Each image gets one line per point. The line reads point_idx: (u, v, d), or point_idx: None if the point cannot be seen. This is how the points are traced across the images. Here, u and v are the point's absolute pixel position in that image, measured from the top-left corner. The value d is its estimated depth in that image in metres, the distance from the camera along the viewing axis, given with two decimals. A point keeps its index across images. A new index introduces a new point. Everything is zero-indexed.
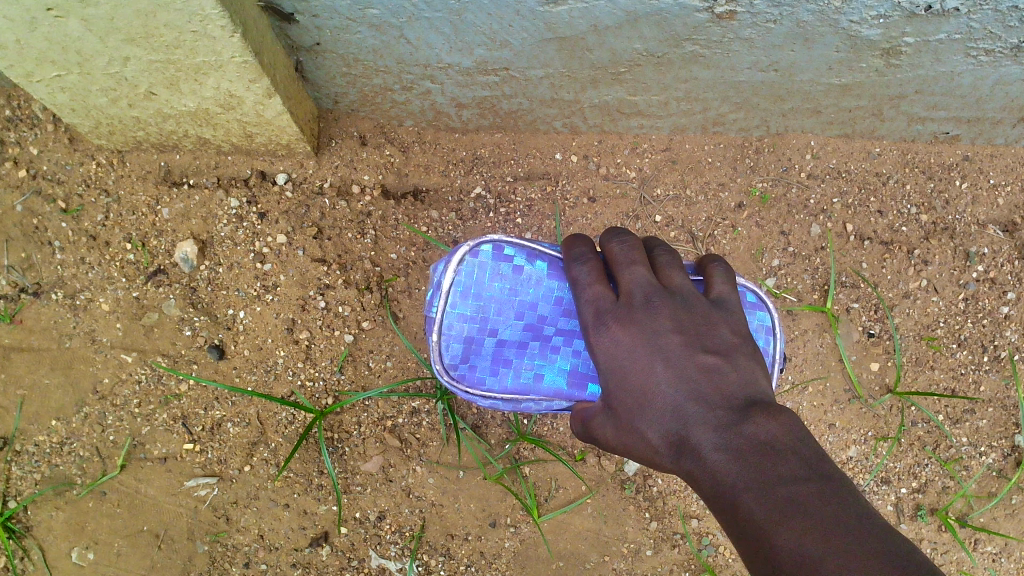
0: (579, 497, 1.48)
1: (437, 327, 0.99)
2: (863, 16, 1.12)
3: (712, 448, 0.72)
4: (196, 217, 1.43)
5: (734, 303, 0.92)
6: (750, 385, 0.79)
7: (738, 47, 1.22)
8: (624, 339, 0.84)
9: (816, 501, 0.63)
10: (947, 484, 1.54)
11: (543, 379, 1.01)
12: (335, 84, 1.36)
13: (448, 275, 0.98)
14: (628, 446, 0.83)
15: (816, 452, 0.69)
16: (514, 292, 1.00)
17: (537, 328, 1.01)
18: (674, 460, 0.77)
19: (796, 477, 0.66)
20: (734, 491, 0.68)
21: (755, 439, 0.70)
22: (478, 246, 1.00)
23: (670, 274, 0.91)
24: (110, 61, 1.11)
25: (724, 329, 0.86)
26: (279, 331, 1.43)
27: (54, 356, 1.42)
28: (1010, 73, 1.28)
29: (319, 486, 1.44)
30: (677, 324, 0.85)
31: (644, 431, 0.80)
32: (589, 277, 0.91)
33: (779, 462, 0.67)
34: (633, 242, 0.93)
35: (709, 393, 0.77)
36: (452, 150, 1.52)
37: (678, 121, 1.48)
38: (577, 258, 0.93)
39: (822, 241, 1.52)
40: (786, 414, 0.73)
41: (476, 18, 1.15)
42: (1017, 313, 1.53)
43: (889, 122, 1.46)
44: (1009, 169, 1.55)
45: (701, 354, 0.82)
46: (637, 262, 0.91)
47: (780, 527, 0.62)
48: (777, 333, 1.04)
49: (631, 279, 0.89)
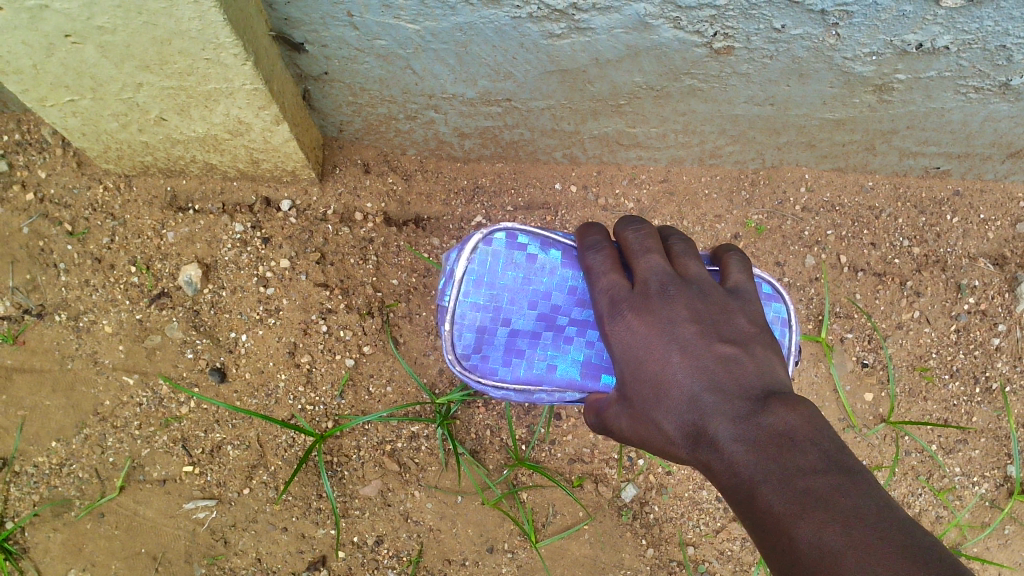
0: (577, 523, 1.49)
1: (450, 318, 1.02)
2: (856, 53, 1.16)
3: (730, 440, 0.74)
4: (201, 241, 1.45)
5: (749, 293, 0.95)
6: (767, 374, 0.81)
7: (736, 82, 1.26)
8: (640, 328, 0.87)
9: (834, 495, 0.64)
10: (940, 514, 1.56)
11: (556, 370, 1.05)
12: (342, 112, 1.39)
13: (461, 265, 1.01)
14: (645, 437, 0.85)
15: (836, 444, 0.70)
16: (527, 280, 1.03)
17: (550, 318, 1.04)
18: (690, 450, 0.79)
19: (814, 469, 0.67)
20: (752, 484, 0.70)
21: (773, 431, 0.72)
22: (491, 234, 1.02)
23: (686, 264, 0.94)
24: (123, 87, 1.14)
25: (740, 319, 0.89)
26: (280, 355, 1.44)
27: (56, 377, 1.43)
28: (999, 111, 1.32)
29: (318, 509, 1.45)
30: (693, 313, 0.87)
31: (660, 421, 0.82)
32: (604, 266, 0.94)
33: (797, 453, 0.69)
34: (648, 231, 0.97)
35: (726, 383, 0.79)
36: (453, 179, 1.55)
37: (676, 153, 1.51)
38: (592, 247, 0.97)
39: (817, 272, 1.54)
40: (805, 404, 0.75)
41: (481, 50, 1.18)
42: (1008, 345, 1.55)
43: (881, 156, 1.50)
44: (998, 205, 1.58)
45: (718, 344, 0.84)
46: (651, 250, 0.94)
47: (800, 520, 0.64)
48: (793, 324, 1.08)
49: (647, 267, 0.92)
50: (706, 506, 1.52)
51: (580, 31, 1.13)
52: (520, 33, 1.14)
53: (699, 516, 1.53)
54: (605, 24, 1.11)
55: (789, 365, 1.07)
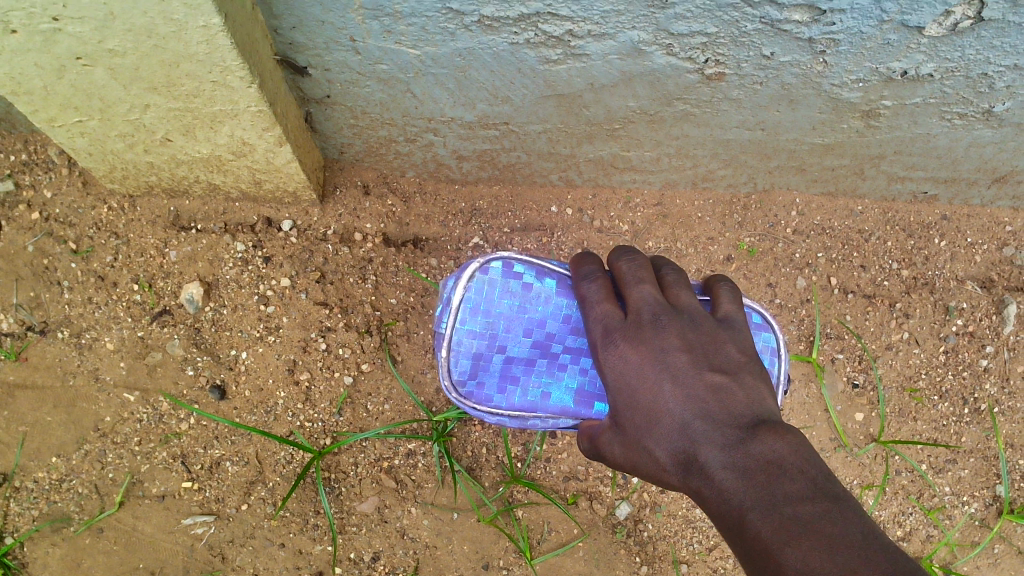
0: (572, 540, 1.50)
1: (447, 345, 1.05)
2: (844, 80, 1.19)
3: (721, 467, 0.76)
4: (203, 260, 1.47)
5: (739, 322, 0.98)
6: (757, 403, 0.83)
7: (727, 107, 1.29)
8: (633, 357, 0.90)
9: (821, 521, 0.66)
10: (930, 533, 1.58)
11: (550, 397, 1.08)
12: (343, 135, 1.42)
13: (458, 293, 1.04)
14: (637, 463, 0.87)
15: (823, 472, 0.72)
16: (523, 308, 1.05)
17: (544, 345, 1.07)
18: (681, 476, 0.81)
19: (802, 497, 0.69)
20: (742, 510, 0.72)
21: (762, 458, 0.74)
22: (488, 263, 1.05)
23: (677, 293, 0.97)
24: (131, 108, 1.17)
25: (730, 348, 0.91)
26: (280, 372, 1.46)
27: (58, 394, 1.45)
28: (983, 137, 1.36)
29: (315, 525, 1.46)
30: (685, 343, 0.90)
31: (653, 449, 0.85)
32: (598, 295, 0.97)
33: (785, 480, 0.71)
34: (641, 261, 1.00)
35: (717, 412, 0.81)
36: (451, 201, 1.58)
37: (670, 177, 1.54)
38: (587, 276, 1.00)
39: (808, 294, 1.57)
40: (793, 431, 0.77)
41: (479, 75, 1.22)
42: (996, 366, 1.58)
43: (869, 181, 1.53)
44: (985, 229, 1.62)
45: (709, 373, 0.86)
46: (644, 281, 0.97)
47: (788, 546, 0.66)
48: (781, 353, 1.12)
49: (639, 297, 0.95)
50: (699, 525, 1.54)
51: (576, 57, 1.17)
52: (518, 59, 1.17)
53: (692, 534, 1.54)
54: (600, 50, 1.15)
55: (777, 393, 1.10)
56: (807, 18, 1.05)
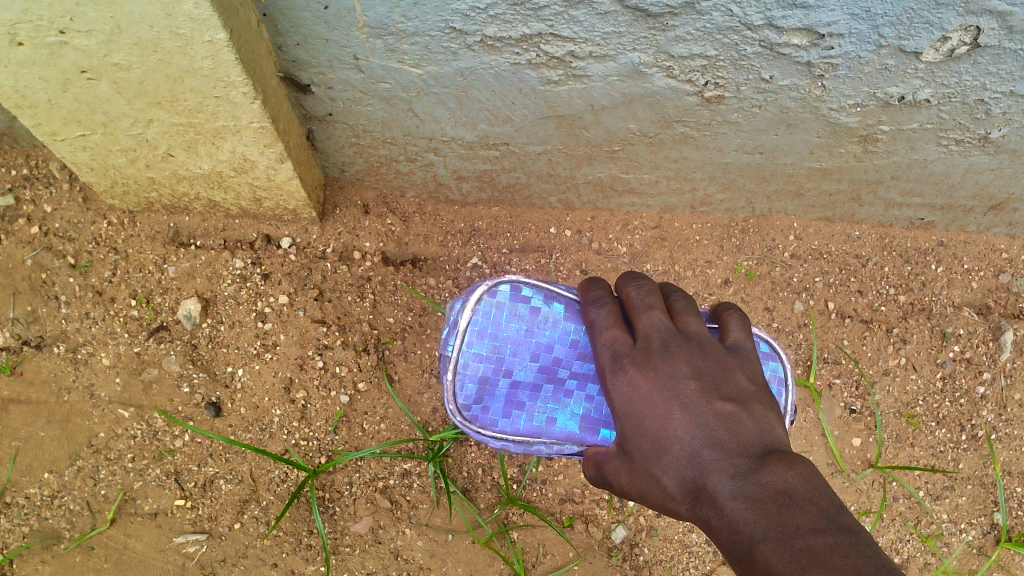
0: (567, 563, 1.48)
1: (453, 368, 1.05)
2: (842, 104, 1.21)
3: (730, 497, 0.76)
4: (201, 276, 1.47)
5: (748, 350, 0.97)
6: (766, 432, 0.83)
7: (726, 130, 1.30)
8: (642, 383, 0.90)
9: (832, 552, 0.66)
10: (928, 560, 1.57)
11: (556, 423, 1.08)
12: (344, 153, 1.43)
13: (465, 316, 1.04)
14: (645, 491, 0.87)
15: (835, 504, 0.72)
16: (530, 333, 1.05)
17: (551, 370, 1.07)
18: (690, 505, 0.81)
19: (814, 528, 0.69)
20: (752, 541, 0.72)
21: (773, 488, 0.74)
22: (496, 286, 1.06)
23: (686, 320, 0.97)
24: (134, 122, 1.18)
25: (739, 376, 0.91)
26: (276, 390, 1.46)
27: (52, 409, 1.44)
28: (980, 163, 1.37)
29: (308, 546, 1.45)
30: (694, 370, 0.90)
31: (661, 477, 0.84)
32: (606, 321, 0.97)
33: (797, 511, 0.71)
34: (650, 287, 1.00)
35: (726, 440, 0.81)
36: (451, 221, 1.59)
37: (668, 200, 1.55)
38: (595, 302, 1.00)
39: (805, 318, 1.57)
40: (803, 461, 0.77)
41: (480, 95, 1.23)
42: (993, 393, 1.58)
43: (867, 207, 1.54)
44: (981, 256, 1.62)
45: (718, 401, 0.86)
46: (653, 307, 0.96)
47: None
48: (789, 384, 1.11)
49: (647, 323, 0.95)
50: (695, 550, 1.53)
51: (577, 78, 1.17)
52: (519, 79, 1.18)
53: (688, 559, 1.53)
54: (601, 72, 1.16)
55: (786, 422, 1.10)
56: (807, 42, 1.06)
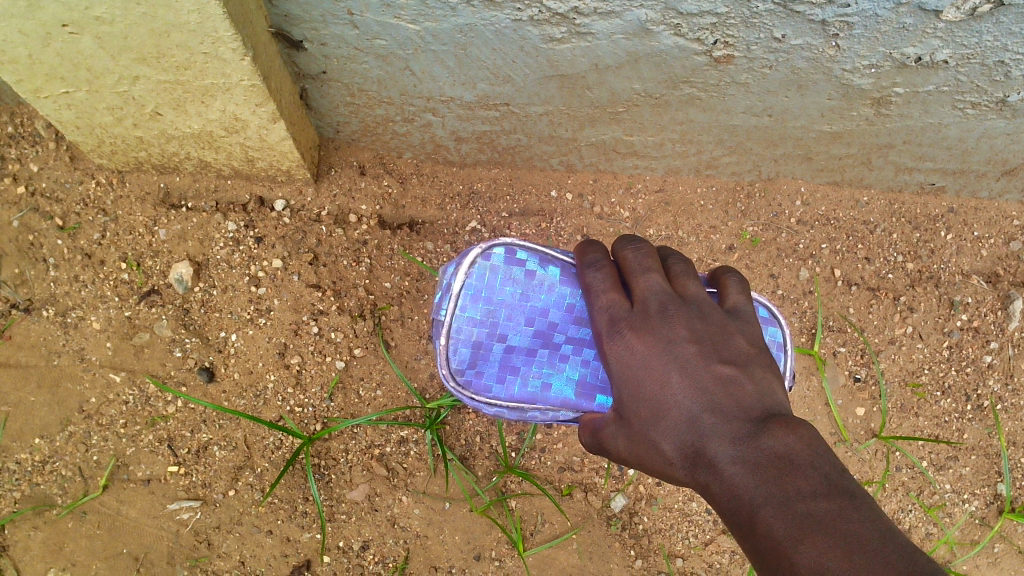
0: (564, 532, 1.46)
1: (446, 333, 1.01)
2: (855, 65, 1.16)
3: (729, 462, 0.74)
4: (193, 239, 1.43)
5: (747, 313, 0.95)
6: (766, 396, 0.81)
7: (734, 92, 1.26)
8: (639, 347, 0.86)
9: (834, 518, 0.64)
10: (930, 530, 1.55)
11: (550, 389, 1.04)
12: (338, 113, 1.38)
13: (459, 279, 1.00)
14: (642, 457, 0.84)
15: (835, 468, 0.70)
16: (525, 297, 1.03)
17: (546, 335, 1.04)
18: (688, 470, 0.79)
19: (815, 493, 0.67)
20: (752, 507, 0.69)
21: (773, 453, 0.71)
22: (490, 249, 1.02)
23: (684, 283, 0.94)
24: (120, 79, 1.13)
25: (739, 339, 0.89)
26: (270, 355, 1.43)
27: (42, 373, 1.42)
28: (995, 127, 1.32)
29: (303, 513, 1.42)
30: (693, 333, 0.87)
31: (659, 442, 0.82)
32: (604, 284, 0.93)
33: (798, 475, 0.69)
34: (647, 250, 0.96)
35: (725, 404, 0.79)
36: (449, 183, 1.54)
37: (673, 163, 1.51)
38: (591, 264, 0.96)
39: (810, 285, 1.54)
40: (804, 425, 0.74)
41: (480, 53, 1.18)
42: (1000, 363, 1.55)
43: (877, 171, 1.50)
44: (991, 223, 1.59)
45: (717, 365, 0.84)
46: (651, 270, 0.93)
47: (801, 544, 0.63)
48: (788, 349, 1.09)
49: (645, 287, 0.91)
50: (695, 519, 1.50)
51: (580, 36, 1.13)
52: (520, 36, 1.13)
53: (688, 528, 1.50)
54: (606, 29, 1.11)
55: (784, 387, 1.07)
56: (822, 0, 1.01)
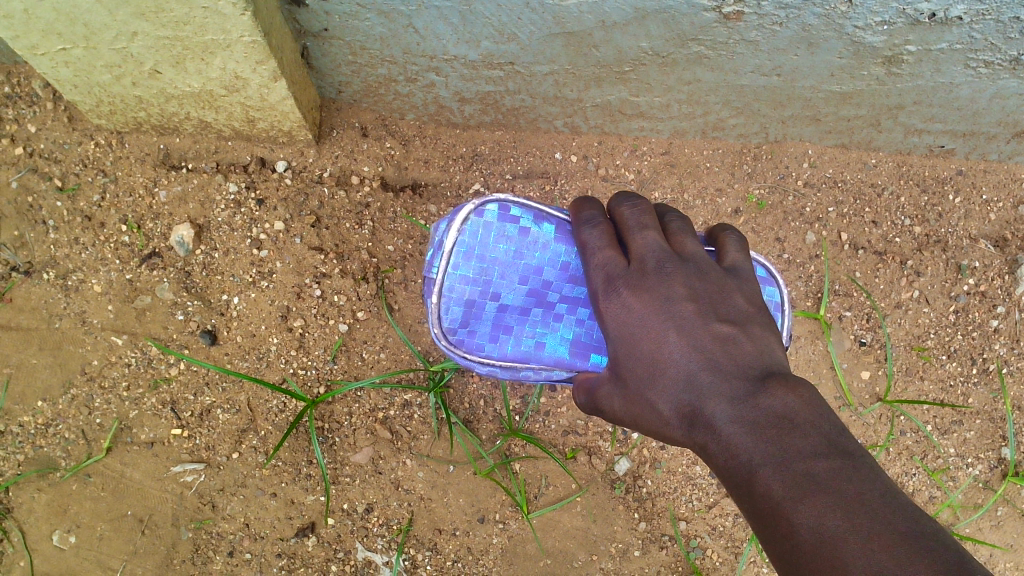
0: (569, 495, 1.45)
1: (438, 291, 1.01)
2: (868, 22, 1.14)
3: (727, 421, 0.73)
4: (194, 201, 1.42)
5: (746, 271, 0.94)
6: (765, 354, 0.80)
7: (743, 50, 1.23)
8: (637, 306, 0.85)
9: (834, 478, 0.63)
10: (934, 494, 1.55)
11: (544, 348, 1.03)
12: (340, 72, 1.36)
13: (451, 237, 0.99)
14: (638, 416, 0.84)
15: (836, 426, 0.69)
16: (519, 254, 1.02)
17: (540, 294, 1.03)
18: (686, 430, 0.78)
19: (815, 453, 0.66)
20: (750, 467, 0.68)
21: (772, 412, 0.71)
22: (483, 206, 1.01)
23: (682, 240, 0.93)
24: (118, 35, 1.11)
25: (738, 298, 0.88)
26: (272, 318, 1.41)
27: (43, 336, 1.41)
28: (1008, 87, 1.30)
29: (308, 476, 1.42)
30: (691, 291, 0.86)
31: (655, 401, 0.81)
32: (600, 242, 0.92)
33: (797, 434, 0.68)
34: (644, 206, 0.95)
35: (724, 362, 0.78)
36: (452, 145, 1.52)
37: (679, 124, 1.49)
38: (588, 222, 0.95)
39: (817, 249, 1.53)
40: (804, 384, 0.73)
41: (485, 9, 1.16)
42: (1006, 327, 1.54)
43: (885, 133, 1.48)
44: (1001, 185, 1.57)
45: (716, 323, 0.83)
46: (648, 227, 0.92)
47: (800, 505, 0.63)
48: (786, 309, 1.07)
49: (643, 244, 0.90)
50: (699, 482, 1.48)
51: None
52: None
53: (692, 491, 1.49)
54: None
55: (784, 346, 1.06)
56: None
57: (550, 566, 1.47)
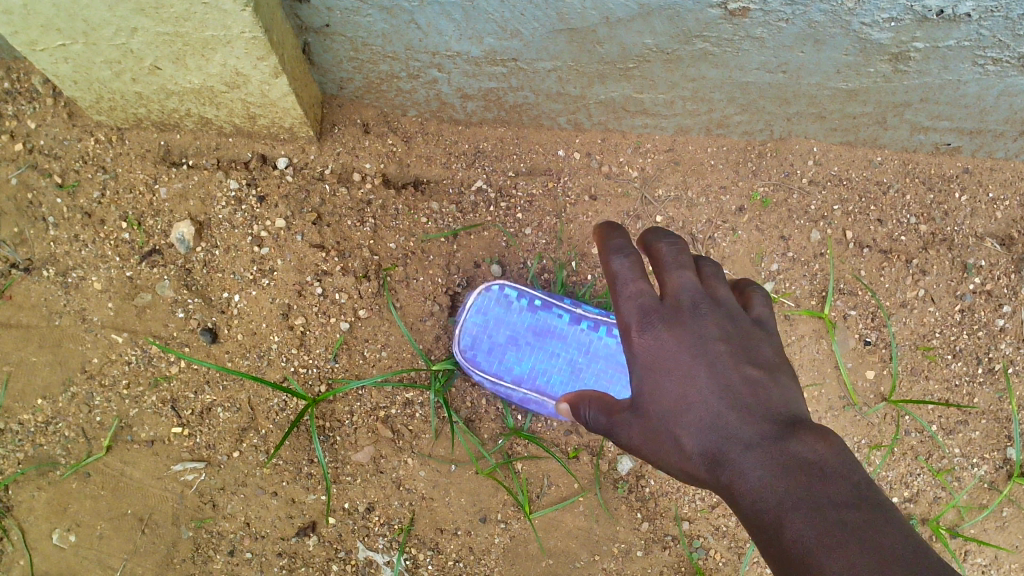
0: (571, 495, 1.44)
1: None
2: (875, 18, 1.13)
3: (756, 467, 0.72)
4: (194, 198, 1.42)
5: (773, 326, 0.89)
6: (794, 403, 0.79)
7: (748, 47, 1.22)
8: (669, 339, 0.83)
9: (866, 528, 0.63)
10: (938, 495, 1.52)
11: None
12: (342, 68, 1.35)
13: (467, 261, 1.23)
14: (657, 451, 0.82)
15: (865, 479, 0.68)
16: None
17: None
18: (709, 471, 0.77)
19: (847, 503, 0.65)
20: (779, 510, 0.68)
21: (803, 458, 0.70)
22: None
23: (715, 285, 0.88)
24: (117, 31, 1.10)
25: (767, 350, 0.84)
26: (273, 316, 1.40)
27: (43, 333, 1.41)
28: (1016, 84, 1.29)
29: (309, 475, 1.40)
30: (724, 333, 0.83)
31: (680, 436, 0.80)
32: (631, 273, 0.88)
33: (829, 483, 0.67)
34: (682, 246, 0.90)
35: (754, 407, 0.77)
36: (454, 142, 1.51)
37: (683, 121, 1.48)
38: (619, 251, 0.90)
39: (822, 247, 1.51)
40: (834, 435, 0.72)
41: (488, 6, 1.15)
42: (1012, 327, 1.53)
43: (891, 130, 1.47)
44: (1007, 183, 1.55)
45: (746, 366, 0.81)
46: (685, 265, 0.88)
47: (832, 552, 0.62)
48: None
49: (677, 282, 0.86)
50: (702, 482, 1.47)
51: None
52: None
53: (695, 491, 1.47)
54: None
55: None
56: None
57: (551, 566, 1.46)
